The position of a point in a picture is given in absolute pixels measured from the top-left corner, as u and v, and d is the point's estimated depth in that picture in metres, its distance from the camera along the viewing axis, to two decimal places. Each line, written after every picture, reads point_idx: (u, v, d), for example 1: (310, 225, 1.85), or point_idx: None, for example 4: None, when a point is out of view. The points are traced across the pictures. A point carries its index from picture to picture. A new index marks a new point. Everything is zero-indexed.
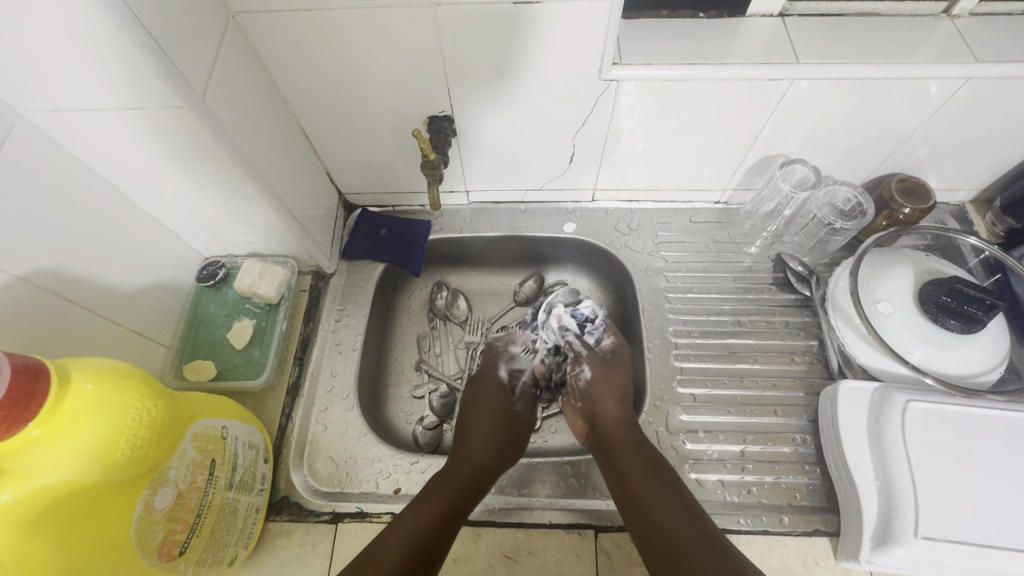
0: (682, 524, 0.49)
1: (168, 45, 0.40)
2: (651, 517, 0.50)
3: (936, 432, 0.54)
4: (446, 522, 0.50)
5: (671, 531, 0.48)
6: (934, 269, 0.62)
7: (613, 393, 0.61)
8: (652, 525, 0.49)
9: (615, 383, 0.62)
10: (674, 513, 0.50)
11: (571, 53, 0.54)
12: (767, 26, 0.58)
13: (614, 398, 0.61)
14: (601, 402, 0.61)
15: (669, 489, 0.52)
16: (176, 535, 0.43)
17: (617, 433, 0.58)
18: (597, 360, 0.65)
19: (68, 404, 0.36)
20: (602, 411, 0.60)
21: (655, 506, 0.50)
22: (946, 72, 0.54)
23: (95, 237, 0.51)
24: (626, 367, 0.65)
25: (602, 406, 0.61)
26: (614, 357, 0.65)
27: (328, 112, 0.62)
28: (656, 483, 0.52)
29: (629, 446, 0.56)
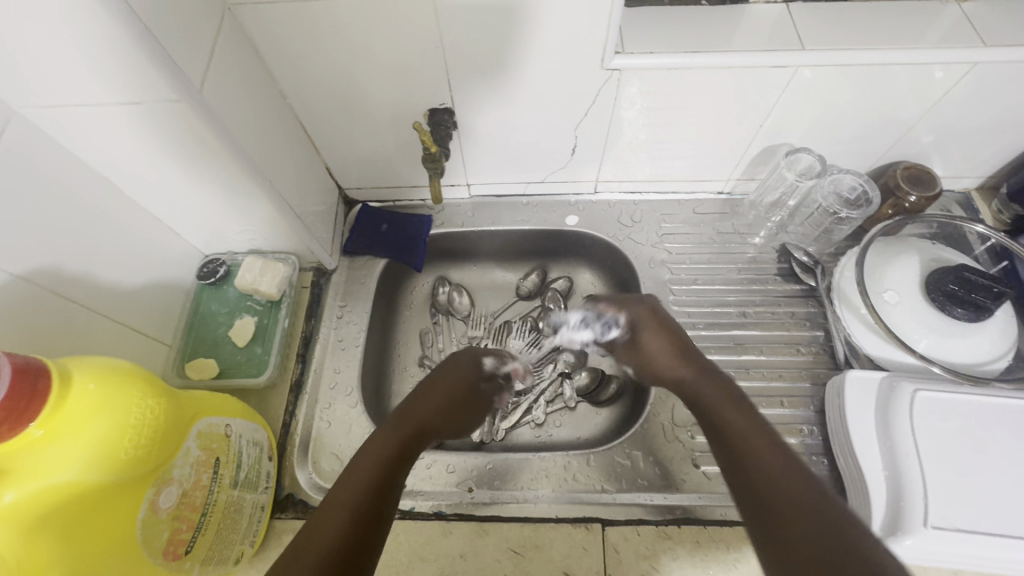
0: (785, 483, 0.38)
1: (163, 36, 0.39)
2: (747, 475, 0.40)
3: (945, 421, 0.54)
4: (378, 491, 0.41)
5: (762, 477, 0.39)
6: (941, 257, 0.62)
7: (674, 346, 0.54)
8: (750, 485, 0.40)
9: (664, 330, 0.54)
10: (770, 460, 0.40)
11: (574, 43, 0.53)
12: (770, 12, 0.57)
13: (677, 355, 0.53)
14: (662, 358, 0.53)
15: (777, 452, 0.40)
16: (181, 534, 0.43)
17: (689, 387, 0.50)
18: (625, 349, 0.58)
19: (71, 403, 0.36)
20: (668, 367, 0.53)
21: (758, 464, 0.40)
22: (952, 57, 0.53)
23: (93, 234, 0.50)
24: (675, 327, 0.55)
25: (667, 364, 0.53)
26: (662, 308, 0.57)
27: (327, 106, 0.62)
28: (747, 431, 0.43)
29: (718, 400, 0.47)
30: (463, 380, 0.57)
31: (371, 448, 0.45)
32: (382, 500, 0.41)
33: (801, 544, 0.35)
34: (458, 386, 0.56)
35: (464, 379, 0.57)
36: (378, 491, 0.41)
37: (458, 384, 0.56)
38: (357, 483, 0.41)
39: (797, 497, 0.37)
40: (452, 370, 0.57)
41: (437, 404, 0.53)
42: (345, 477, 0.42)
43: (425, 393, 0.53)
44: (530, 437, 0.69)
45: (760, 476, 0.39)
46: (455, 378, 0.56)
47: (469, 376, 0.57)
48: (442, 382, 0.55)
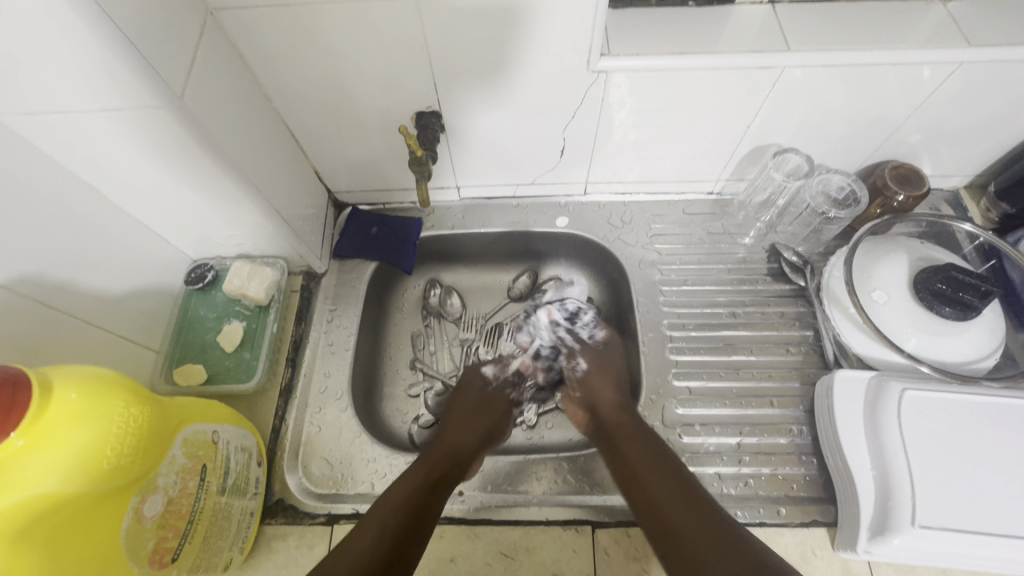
0: (697, 517, 0.47)
1: (143, 45, 0.39)
2: (654, 499, 0.50)
3: (933, 421, 0.54)
4: (416, 510, 0.49)
5: (676, 510, 0.48)
6: (929, 256, 0.62)
7: (613, 387, 0.63)
8: (653, 501, 0.50)
9: (613, 372, 0.64)
10: (673, 483, 0.51)
11: (560, 47, 0.53)
12: (757, 13, 0.57)
13: (613, 385, 0.63)
14: (601, 391, 0.63)
15: (671, 468, 0.53)
16: (167, 542, 0.43)
17: (627, 435, 0.57)
18: (591, 351, 0.67)
19: (51, 413, 0.35)
20: (613, 412, 0.60)
21: (653, 480, 0.52)
22: (938, 57, 0.53)
23: (77, 241, 0.50)
24: (619, 360, 0.66)
25: (601, 396, 0.62)
26: (607, 352, 0.67)
27: (315, 111, 0.62)
28: (656, 463, 0.53)
29: (631, 434, 0.57)
30: (470, 400, 0.65)
31: (408, 474, 0.52)
32: (414, 521, 0.48)
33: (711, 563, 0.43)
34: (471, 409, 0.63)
35: (475, 394, 0.65)
36: (411, 512, 0.49)
37: (472, 406, 0.64)
38: (393, 504, 0.49)
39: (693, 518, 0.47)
40: (462, 395, 0.65)
41: (459, 422, 0.61)
42: (383, 502, 0.49)
43: (449, 421, 0.62)
44: (523, 439, 0.69)
45: (663, 499, 0.50)
46: (470, 398, 0.65)
47: (475, 389, 0.66)
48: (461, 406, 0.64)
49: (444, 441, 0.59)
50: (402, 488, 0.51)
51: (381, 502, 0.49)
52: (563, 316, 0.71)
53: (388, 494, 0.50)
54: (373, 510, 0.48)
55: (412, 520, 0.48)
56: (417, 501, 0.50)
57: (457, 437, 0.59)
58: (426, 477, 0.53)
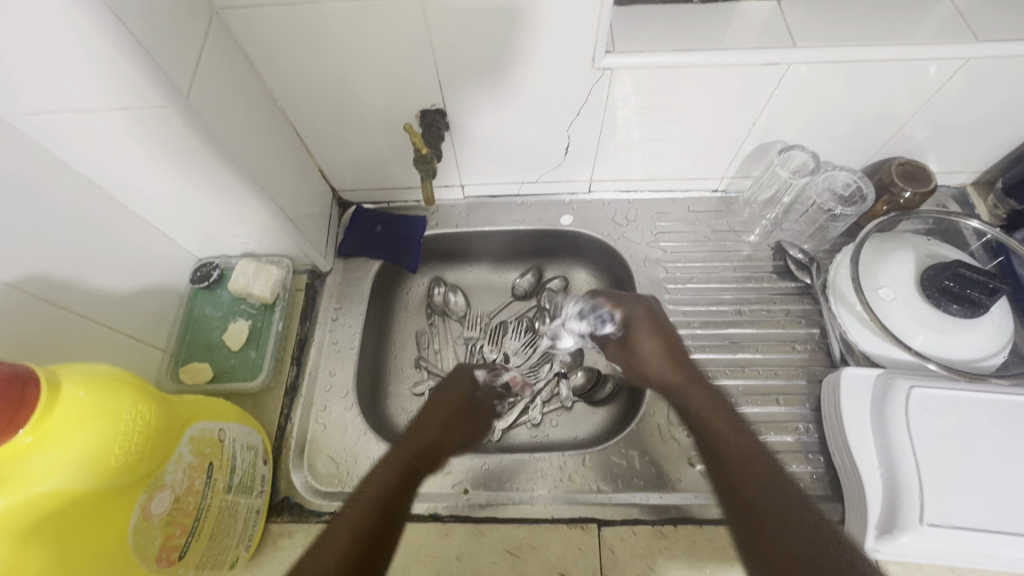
0: (786, 511, 0.44)
1: (150, 44, 0.39)
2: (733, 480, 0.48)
3: (941, 418, 0.54)
4: (385, 508, 0.48)
5: (764, 499, 0.46)
6: (936, 253, 0.61)
7: (666, 355, 0.58)
8: (743, 491, 0.47)
9: (661, 335, 0.60)
10: (759, 472, 0.48)
11: (565, 44, 0.53)
12: (762, 10, 0.57)
13: (664, 356, 0.58)
14: (653, 363, 0.59)
15: (758, 456, 0.50)
16: (174, 539, 0.43)
17: (709, 412, 0.54)
18: (615, 347, 0.62)
19: (60, 410, 0.36)
20: (687, 390, 0.56)
21: (739, 470, 0.48)
22: (945, 53, 0.53)
23: (84, 241, 0.50)
24: (665, 330, 0.60)
25: (656, 368, 0.58)
26: (663, 317, 0.61)
27: (320, 109, 0.62)
28: (741, 450, 0.50)
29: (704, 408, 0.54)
30: (460, 398, 0.63)
31: (378, 471, 0.52)
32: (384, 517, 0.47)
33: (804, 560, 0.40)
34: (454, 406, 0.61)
35: (461, 395, 0.63)
36: (385, 505, 0.48)
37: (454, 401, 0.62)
38: (364, 504, 0.48)
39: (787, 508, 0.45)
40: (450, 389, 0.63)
41: (441, 421, 0.59)
42: (356, 496, 0.49)
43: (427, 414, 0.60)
44: (527, 437, 0.69)
45: (752, 487, 0.47)
46: (455, 399, 0.62)
47: (466, 389, 0.64)
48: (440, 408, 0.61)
49: (425, 431, 0.58)
50: (377, 481, 0.51)
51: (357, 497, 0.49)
52: (579, 321, 0.66)
53: (363, 488, 0.50)
54: (345, 510, 0.48)
55: (388, 513, 0.48)
56: (391, 493, 0.50)
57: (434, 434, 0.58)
58: (402, 471, 0.52)
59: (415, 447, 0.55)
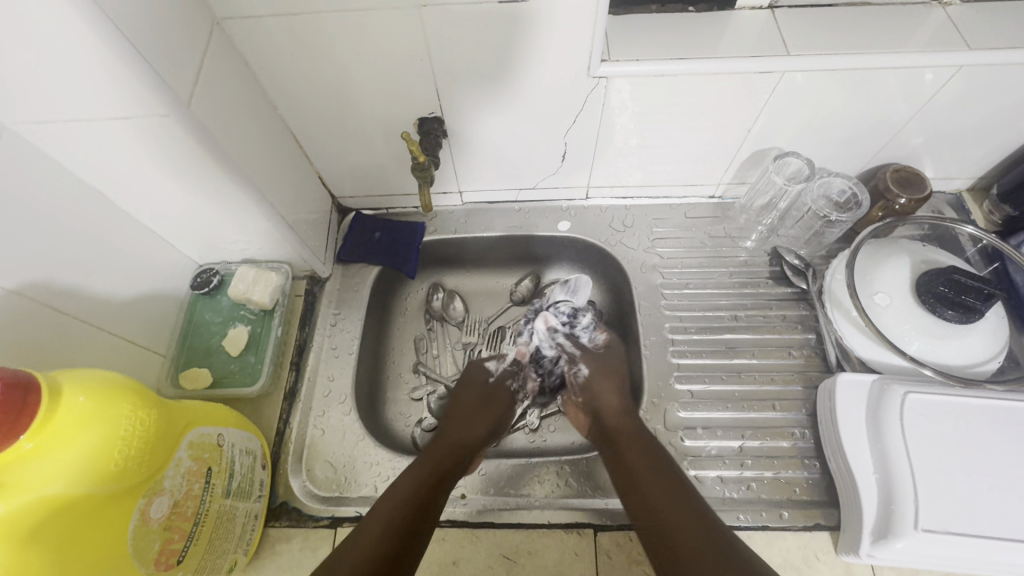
0: (697, 526, 0.49)
1: (150, 54, 0.40)
2: (647, 501, 0.52)
3: (935, 424, 0.54)
4: (420, 503, 0.52)
5: (668, 516, 0.50)
6: (931, 259, 0.62)
7: (618, 413, 0.61)
8: (645, 500, 0.53)
9: (615, 376, 0.65)
10: (668, 489, 0.53)
11: (562, 52, 0.54)
12: (756, 19, 0.58)
13: (615, 388, 0.64)
14: (603, 392, 0.64)
15: (669, 479, 0.54)
16: (173, 543, 0.43)
17: (630, 441, 0.58)
18: (592, 358, 0.67)
19: (60, 416, 0.36)
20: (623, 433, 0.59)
21: (650, 484, 0.53)
22: (939, 61, 0.53)
23: (87, 247, 0.51)
24: (620, 365, 0.67)
25: (604, 397, 0.63)
26: (612, 361, 0.67)
27: (319, 118, 0.63)
28: (655, 469, 0.55)
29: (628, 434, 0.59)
30: (475, 393, 0.67)
31: (411, 470, 0.54)
32: (421, 512, 0.51)
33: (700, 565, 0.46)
34: (471, 401, 0.66)
35: (479, 385, 0.67)
36: (417, 507, 0.51)
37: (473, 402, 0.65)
38: (397, 500, 0.51)
39: (695, 528, 0.49)
40: (466, 387, 0.67)
41: (464, 421, 0.63)
42: (386, 498, 0.51)
43: (452, 418, 0.63)
44: (525, 442, 0.70)
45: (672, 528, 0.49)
46: (475, 392, 0.67)
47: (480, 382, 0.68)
48: (463, 398, 0.66)
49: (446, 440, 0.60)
50: (404, 485, 0.53)
51: (383, 500, 0.51)
52: (561, 322, 0.71)
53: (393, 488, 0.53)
54: (378, 503, 0.51)
55: (422, 515, 0.51)
56: (418, 506, 0.51)
57: (462, 429, 0.62)
58: (432, 472, 0.55)
59: (443, 455, 0.58)
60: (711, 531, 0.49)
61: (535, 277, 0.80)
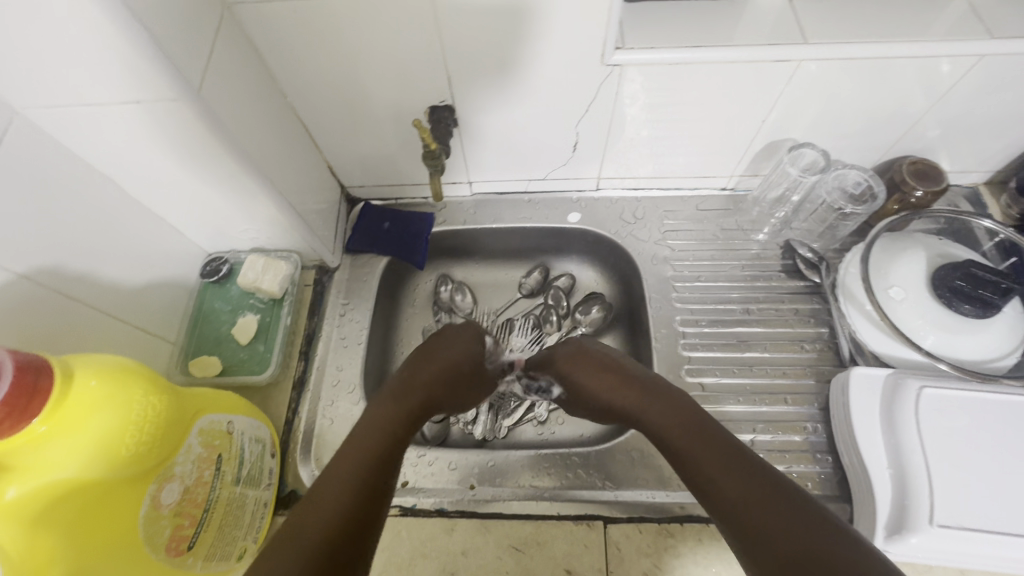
0: (757, 489, 0.39)
1: (161, 35, 0.39)
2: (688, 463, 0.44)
3: (950, 419, 0.53)
4: (383, 460, 0.45)
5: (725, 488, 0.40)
6: (947, 253, 0.61)
7: (613, 387, 0.55)
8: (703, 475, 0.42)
9: (591, 358, 0.59)
10: (718, 456, 0.42)
11: (573, 39, 0.53)
12: (771, 7, 0.57)
13: (596, 369, 0.58)
14: (587, 382, 0.58)
15: (704, 435, 0.45)
16: (184, 530, 0.43)
17: (648, 407, 0.51)
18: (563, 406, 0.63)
19: (72, 400, 0.36)
20: (641, 407, 0.52)
21: (702, 457, 0.43)
22: (958, 50, 0.52)
23: (97, 235, 0.51)
24: (601, 357, 0.59)
25: (588, 384, 0.58)
26: (590, 350, 0.61)
27: (329, 105, 0.62)
28: (704, 442, 0.44)
29: (637, 403, 0.52)
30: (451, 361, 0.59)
31: (371, 428, 0.48)
32: (381, 472, 0.44)
33: (782, 542, 0.35)
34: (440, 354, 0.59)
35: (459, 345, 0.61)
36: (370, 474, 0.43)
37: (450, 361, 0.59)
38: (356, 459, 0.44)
39: (737, 480, 0.40)
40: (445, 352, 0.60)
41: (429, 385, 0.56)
42: (340, 457, 0.44)
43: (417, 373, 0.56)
44: (533, 435, 0.69)
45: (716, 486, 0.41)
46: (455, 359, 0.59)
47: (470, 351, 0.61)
48: (435, 357, 0.59)
49: (410, 398, 0.53)
50: (370, 441, 0.47)
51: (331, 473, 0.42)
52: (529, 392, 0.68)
53: (354, 444, 0.46)
54: (334, 462, 0.44)
55: (382, 477, 0.44)
56: (378, 463, 0.45)
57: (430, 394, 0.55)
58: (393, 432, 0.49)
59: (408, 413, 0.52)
60: (776, 491, 0.38)
61: (547, 266, 0.79)
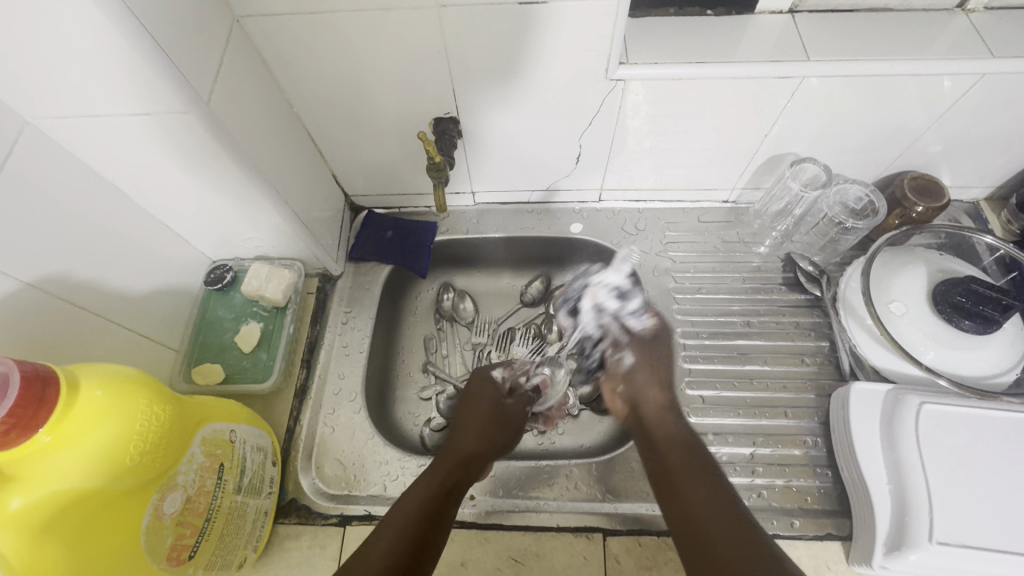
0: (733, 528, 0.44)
1: (172, 50, 0.40)
2: (678, 495, 0.49)
3: (950, 435, 0.53)
4: (434, 511, 0.48)
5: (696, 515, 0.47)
6: (948, 268, 0.61)
7: (662, 409, 0.59)
8: (680, 502, 0.48)
9: (659, 367, 0.63)
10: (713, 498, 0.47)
11: (578, 55, 0.54)
12: (775, 23, 0.57)
13: (659, 385, 0.61)
14: (645, 389, 0.61)
15: (704, 474, 0.50)
16: (185, 539, 0.43)
17: (669, 436, 0.56)
18: (639, 346, 0.65)
19: (77, 410, 0.36)
20: (662, 425, 0.57)
21: (684, 479, 0.50)
22: (959, 69, 0.53)
23: (105, 243, 0.51)
24: (667, 352, 0.65)
25: (646, 393, 0.61)
26: (660, 355, 0.64)
27: (334, 115, 0.62)
28: (695, 470, 0.51)
29: (665, 433, 0.56)
30: (483, 405, 0.61)
31: (421, 480, 0.51)
32: (429, 525, 0.47)
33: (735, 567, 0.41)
34: (483, 419, 0.60)
35: (490, 401, 0.62)
36: (432, 506, 0.48)
37: (489, 408, 0.61)
38: (409, 509, 0.47)
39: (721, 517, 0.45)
40: (475, 399, 0.62)
41: (476, 433, 0.58)
42: (398, 506, 0.48)
43: (458, 424, 0.59)
44: (534, 445, 0.69)
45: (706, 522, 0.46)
46: (484, 406, 0.61)
47: (489, 392, 0.63)
48: (472, 415, 0.60)
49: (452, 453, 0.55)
50: (415, 495, 0.49)
51: (398, 506, 0.48)
52: (611, 299, 0.68)
53: (402, 501, 0.49)
54: (390, 512, 0.47)
55: (430, 533, 0.46)
56: (429, 513, 0.47)
57: (471, 440, 0.57)
58: (444, 482, 0.51)
59: (455, 465, 0.53)
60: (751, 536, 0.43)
61: (548, 275, 0.80)
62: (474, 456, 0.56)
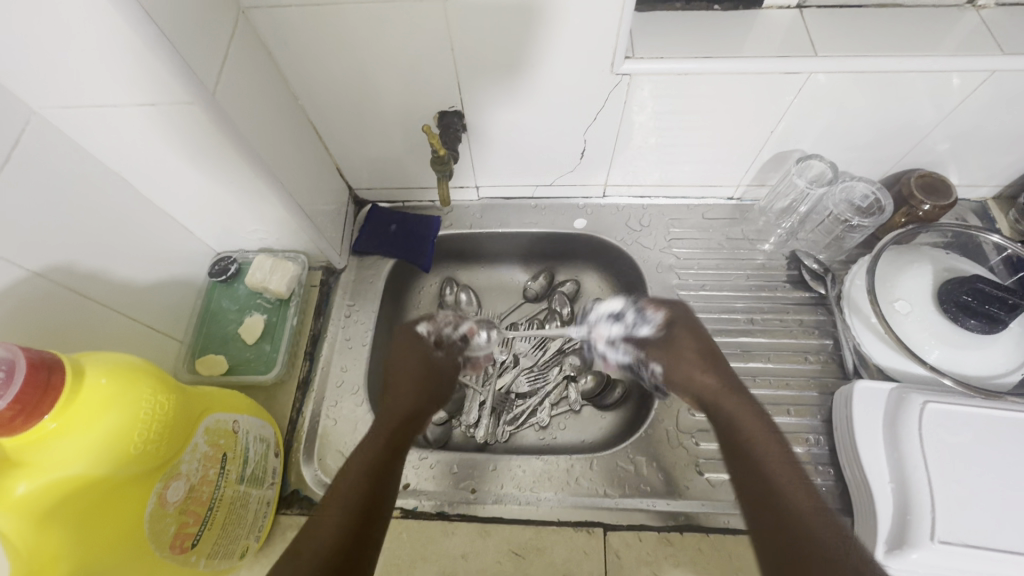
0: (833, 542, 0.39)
1: (177, 40, 0.40)
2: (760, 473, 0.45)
3: (953, 434, 0.53)
4: (380, 468, 0.47)
5: (788, 500, 0.43)
6: (955, 267, 0.60)
7: (720, 389, 0.53)
8: (756, 472, 0.45)
9: (695, 356, 0.55)
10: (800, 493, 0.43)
11: (584, 49, 0.53)
12: (783, 18, 0.57)
13: (701, 367, 0.54)
14: (691, 371, 0.55)
15: (786, 457, 0.46)
16: (188, 527, 0.44)
17: (738, 406, 0.51)
18: (658, 351, 0.57)
19: (82, 397, 0.37)
20: (726, 400, 0.52)
21: (765, 458, 0.46)
22: (969, 66, 0.52)
23: (110, 233, 0.52)
24: (689, 337, 0.57)
25: (694, 374, 0.54)
26: (696, 330, 0.57)
27: (339, 108, 0.62)
28: (772, 443, 0.47)
29: (729, 401, 0.51)
30: (413, 359, 0.59)
31: (364, 441, 0.50)
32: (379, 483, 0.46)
33: None
34: (415, 372, 0.57)
35: (421, 357, 0.59)
36: (377, 467, 0.47)
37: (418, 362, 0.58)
38: (354, 471, 0.47)
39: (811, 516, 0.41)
40: (404, 357, 0.59)
41: (413, 389, 0.56)
42: (341, 472, 0.47)
43: (388, 385, 0.56)
44: (535, 439, 0.70)
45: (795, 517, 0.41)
46: (412, 359, 0.58)
47: (421, 350, 0.60)
48: (403, 368, 0.58)
49: (392, 411, 0.53)
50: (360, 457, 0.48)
51: (342, 473, 0.47)
52: (612, 327, 0.63)
53: (349, 462, 0.48)
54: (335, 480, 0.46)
55: (380, 488, 0.46)
56: (377, 470, 0.47)
57: (409, 398, 0.55)
58: (388, 444, 0.50)
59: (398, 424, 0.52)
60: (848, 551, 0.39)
61: (551, 270, 0.80)
62: (415, 412, 0.54)
